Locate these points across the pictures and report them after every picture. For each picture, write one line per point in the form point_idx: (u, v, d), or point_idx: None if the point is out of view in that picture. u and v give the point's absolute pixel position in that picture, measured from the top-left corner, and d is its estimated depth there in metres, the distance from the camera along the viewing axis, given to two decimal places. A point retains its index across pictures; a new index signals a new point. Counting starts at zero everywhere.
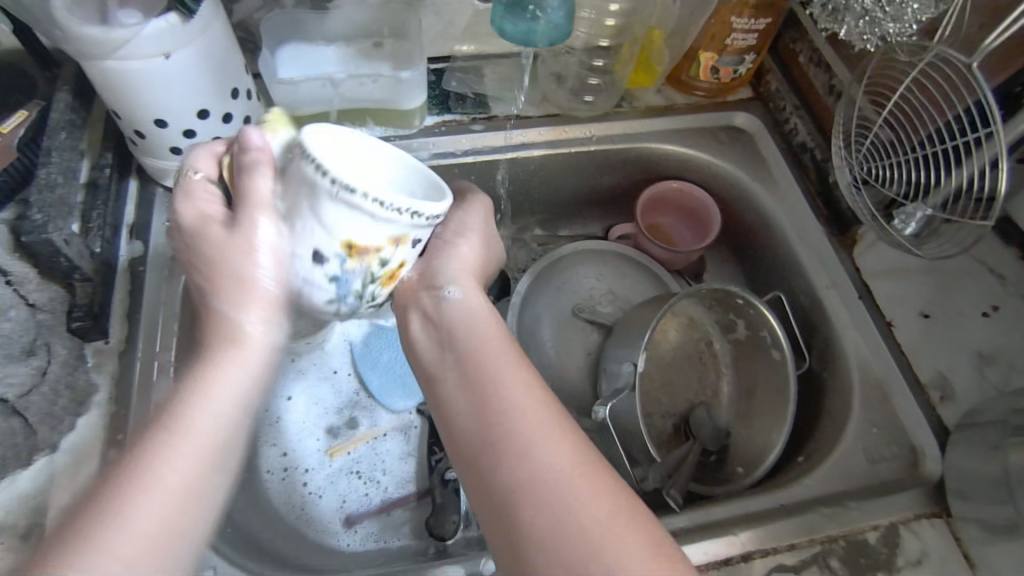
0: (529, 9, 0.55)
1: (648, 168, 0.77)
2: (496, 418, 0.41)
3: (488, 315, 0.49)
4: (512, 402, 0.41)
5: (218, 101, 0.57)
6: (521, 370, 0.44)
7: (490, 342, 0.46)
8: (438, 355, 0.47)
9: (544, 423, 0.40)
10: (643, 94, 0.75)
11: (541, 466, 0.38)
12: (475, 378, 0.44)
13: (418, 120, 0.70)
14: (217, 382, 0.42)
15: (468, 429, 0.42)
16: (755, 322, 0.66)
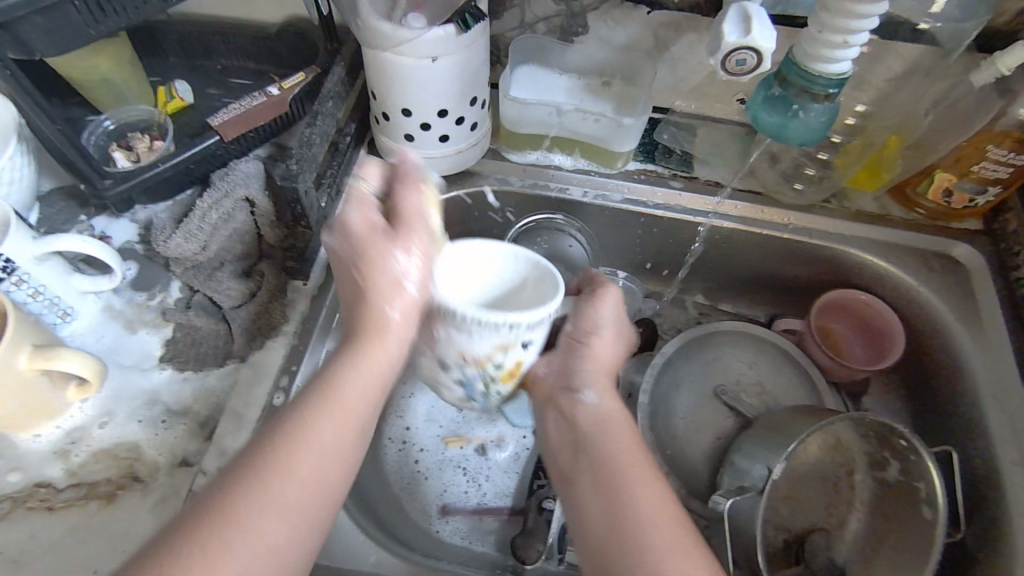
0: (794, 109, 0.56)
1: (838, 272, 0.72)
2: (619, 519, 0.42)
3: (620, 420, 0.49)
4: (639, 502, 0.42)
5: (457, 106, 0.63)
6: (646, 469, 0.45)
7: (617, 440, 0.47)
8: (570, 454, 0.48)
9: (672, 526, 0.41)
10: (858, 197, 0.71)
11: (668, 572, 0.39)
12: (602, 473, 0.45)
13: (622, 162, 0.72)
14: (323, 420, 0.42)
15: (596, 532, 0.42)
16: (912, 469, 0.60)
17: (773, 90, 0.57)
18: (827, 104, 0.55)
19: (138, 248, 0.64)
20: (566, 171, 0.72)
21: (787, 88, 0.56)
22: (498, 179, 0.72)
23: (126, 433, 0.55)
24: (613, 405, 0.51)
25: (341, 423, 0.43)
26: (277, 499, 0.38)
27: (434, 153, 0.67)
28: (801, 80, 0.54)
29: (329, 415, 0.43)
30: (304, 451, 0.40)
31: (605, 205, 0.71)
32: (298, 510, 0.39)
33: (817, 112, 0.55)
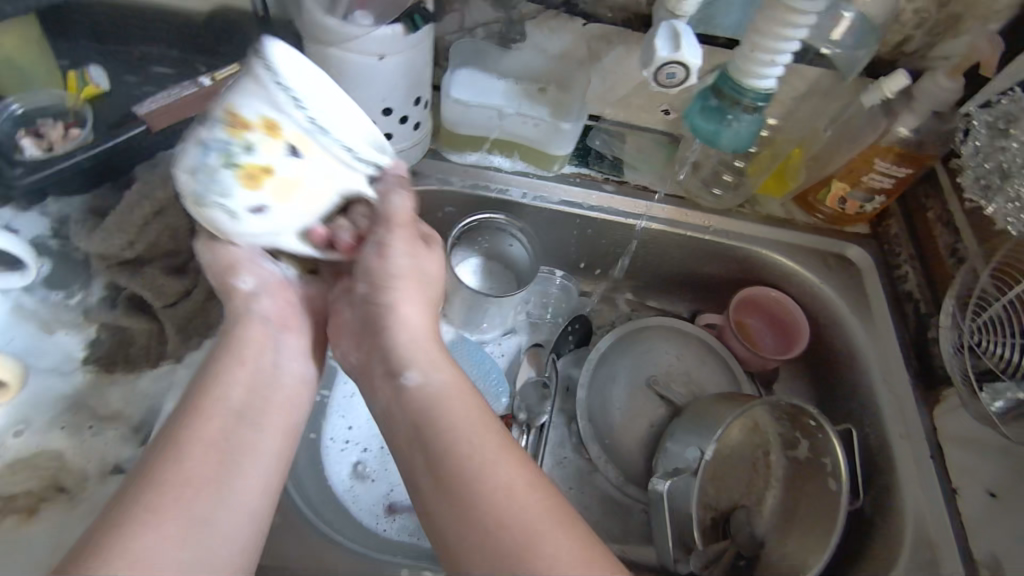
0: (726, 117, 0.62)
1: (751, 271, 0.79)
2: (488, 516, 0.41)
3: (453, 396, 0.48)
4: (497, 484, 0.43)
5: (402, 105, 0.63)
6: (513, 457, 0.45)
7: (451, 420, 0.46)
8: (410, 450, 0.47)
9: (544, 513, 0.42)
10: (768, 202, 0.79)
11: (547, 559, 0.40)
12: (466, 481, 0.43)
13: (558, 166, 0.75)
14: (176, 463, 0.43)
15: (452, 534, 0.42)
16: (819, 447, 0.67)
17: (709, 101, 0.62)
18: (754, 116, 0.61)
19: (52, 244, 0.59)
20: (504, 172, 0.74)
21: (721, 99, 0.61)
22: (439, 179, 0.73)
23: (47, 442, 0.51)
24: (467, 400, 0.48)
25: (200, 460, 0.44)
26: (164, 537, 0.40)
27: None
28: (736, 93, 0.59)
29: (172, 460, 0.43)
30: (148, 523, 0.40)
31: (543, 206, 0.75)
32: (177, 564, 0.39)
33: (746, 122, 0.61)
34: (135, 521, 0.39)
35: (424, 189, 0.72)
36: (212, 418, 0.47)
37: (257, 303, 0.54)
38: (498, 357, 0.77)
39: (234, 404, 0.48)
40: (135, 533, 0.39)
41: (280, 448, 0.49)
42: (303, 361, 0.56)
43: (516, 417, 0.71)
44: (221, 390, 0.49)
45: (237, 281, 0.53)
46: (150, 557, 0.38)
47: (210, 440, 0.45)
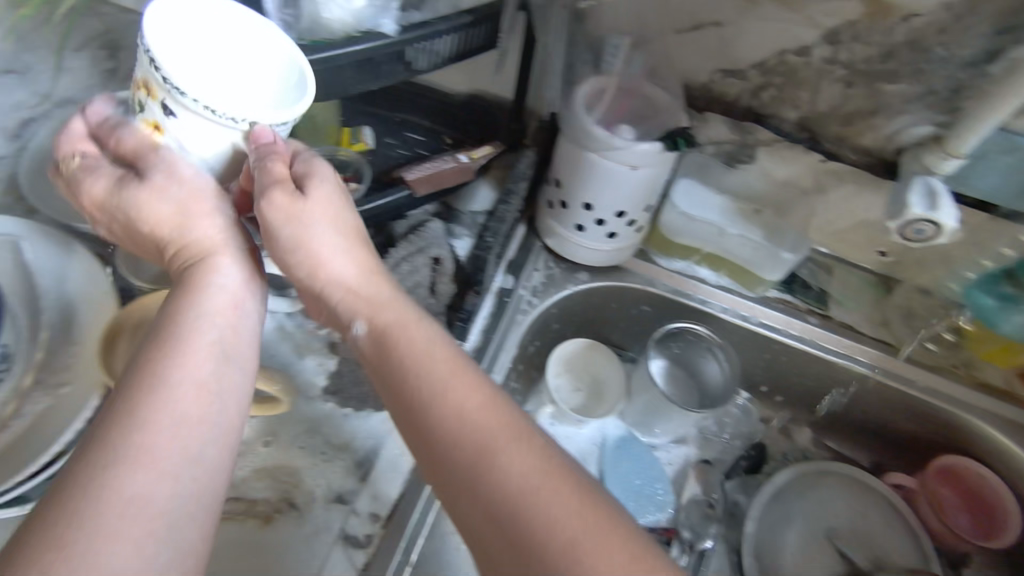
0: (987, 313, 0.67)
1: (957, 438, 0.73)
2: (506, 503, 0.35)
3: (407, 327, 0.44)
4: (513, 467, 0.36)
5: (637, 210, 0.67)
6: (477, 402, 0.39)
7: (448, 381, 0.40)
8: (401, 414, 0.41)
9: (559, 488, 0.36)
10: (987, 369, 0.72)
11: (563, 537, 0.34)
12: (473, 459, 0.37)
13: (763, 288, 0.74)
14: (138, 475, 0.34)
15: (470, 516, 0.36)
16: None
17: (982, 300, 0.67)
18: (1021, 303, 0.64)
19: None
20: (709, 286, 0.75)
21: (1014, 289, 0.65)
22: (645, 279, 0.75)
23: (286, 458, 0.57)
24: (393, 312, 0.45)
25: (183, 410, 0.37)
26: (137, 491, 0.33)
27: (599, 246, 0.71)
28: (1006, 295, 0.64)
29: (141, 434, 0.35)
30: (125, 490, 0.33)
31: (742, 326, 0.75)
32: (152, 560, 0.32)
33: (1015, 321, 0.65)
34: (80, 483, 0.33)
35: (629, 286, 0.75)
36: (202, 348, 0.41)
37: (220, 272, 0.46)
38: (665, 464, 0.77)
39: (219, 341, 0.42)
40: (88, 500, 0.32)
41: (230, 408, 0.40)
42: (246, 285, 0.47)
43: (679, 532, 0.70)
44: (195, 325, 0.42)
45: (212, 253, 0.46)
46: (147, 493, 0.33)
47: (183, 429, 0.37)
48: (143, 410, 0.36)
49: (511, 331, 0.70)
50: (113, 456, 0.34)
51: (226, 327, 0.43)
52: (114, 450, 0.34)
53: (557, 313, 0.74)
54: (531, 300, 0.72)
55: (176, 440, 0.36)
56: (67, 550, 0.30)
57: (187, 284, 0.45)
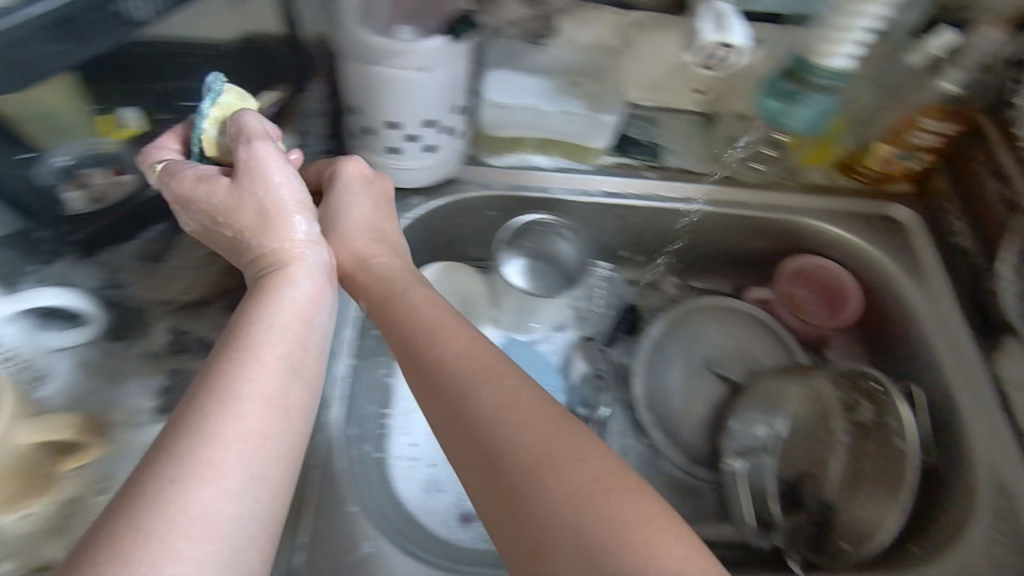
0: (794, 96, 0.66)
1: (797, 242, 0.80)
2: (474, 415, 0.43)
3: (398, 275, 0.56)
4: (489, 399, 0.43)
5: (444, 114, 0.63)
6: (492, 363, 0.46)
7: (438, 335, 0.49)
8: (399, 355, 0.50)
9: (547, 426, 0.41)
10: (809, 171, 0.78)
11: (518, 447, 0.41)
12: (451, 384, 0.46)
13: (596, 158, 0.75)
14: (237, 399, 0.40)
15: (462, 435, 0.43)
16: (885, 408, 0.69)
17: (780, 86, 0.67)
18: (835, 74, 0.63)
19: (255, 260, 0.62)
20: (545, 171, 0.75)
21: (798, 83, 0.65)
22: (480, 185, 0.73)
23: None
24: (435, 312, 0.52)
25: (270, 349, 0.44)
26: (230, 448, 0.38)
27: (418, 163, 0.67)
28: (816, 69, 0.63)
29: (233, 407, 0.40)
30: (218, 451, 0.38)
31: (587, 200, 0.75)
32: (234, 511, 0.37)
33: (828, 97, 0.65)
34: (187, 426, 0.38)
35: (465, 196, 0.73)
36: (273, 304, 0.48)
37: (290, 225, 0.53)
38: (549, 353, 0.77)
39: (284, 353, 0.45)
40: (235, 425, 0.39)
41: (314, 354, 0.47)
42: (317, 283, 0.52)
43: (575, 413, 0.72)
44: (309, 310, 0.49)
45: (259, 135, 0.53)
46: (226, 436, 0.38)
47: (272, 404, 0.42)
48: (223, 393, 0.40)
49: None
50: (190, 419, 0.39)
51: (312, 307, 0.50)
52: (207, 410, 0.39)
53: (400, 248, 0.71)
54: None
55: (269, 435, 0.40)
56: (179, 467, 0.36)
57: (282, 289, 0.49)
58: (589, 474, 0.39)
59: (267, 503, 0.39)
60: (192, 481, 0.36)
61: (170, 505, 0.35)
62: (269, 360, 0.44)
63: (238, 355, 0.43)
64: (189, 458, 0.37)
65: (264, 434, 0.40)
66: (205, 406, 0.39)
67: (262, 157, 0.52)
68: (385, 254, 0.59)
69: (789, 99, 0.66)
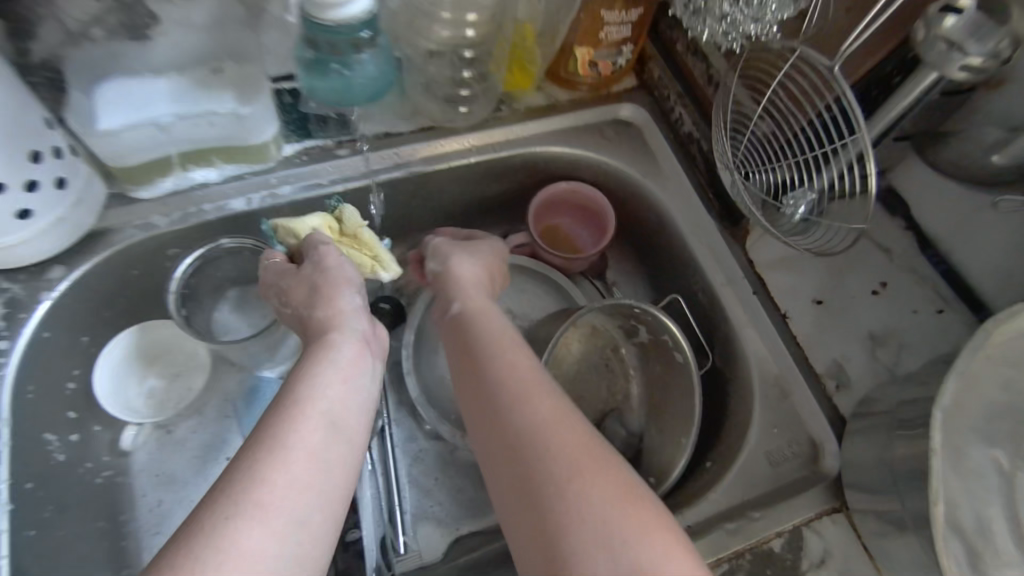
0: (332, 68, 0.58)
1: (538, 173, 0.73)
2: (523, 442, 0.42)
3: (485, 313, 0.53)
4: (540, 413, 0.43)
5: (14, 169, 0.48)
6: (536, 376, 0.46)
7: (500, 358, 0.48)
8: (456, 380, 0.50)
9: (580, 441, 0.41)
10: (523, 96, 0.71)
11: (557, 447, 0.41)
12: (501, 397, 0.45)
13: (275, 151, 0.63)
14: (296, 434, 0.41)
15: (493, 446, 0.43)
16: (655, 327, 0.65)
17: (305, 54, 0.58)
18: (353, 34, 0.55)
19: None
20: (216, 185, 0.62)
21: (318, 51, 0.57)
22: (140, 226, 0.60)
23: None
24: (512, 353, 0.48)
25: (325, 402, 0.44)
26: (275, 490, 0.38)
27: (20, 233, 0.52)
28: (323, 36, 0.54)
29: (302, 446, 0.41)
30: (279, 475, 0.39)
31: (279, 203, 0.63)
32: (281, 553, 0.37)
33: (366, 56, 0.58)
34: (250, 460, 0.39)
35: (122, 246, 0.59)
36: (323, 359, 0.47)
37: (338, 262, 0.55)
38: None
39: (328, 410, 0.44)
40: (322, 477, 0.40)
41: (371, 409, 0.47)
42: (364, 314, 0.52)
43: None
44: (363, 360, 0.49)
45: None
46: (295, 477, 0.39)
47: (319, 450, 0.41)
48: (280, 439, 0.40)
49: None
50: (268, 457, 0.39)
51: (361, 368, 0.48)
52: (262, 456, 0.39)
53: (54, 334, 0.57)
54: None
55: (324, 465, 0.41)
56: (236, 507, 0.37)
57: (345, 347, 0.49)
58: (617, 477, 0.40)
59: (313, 547, 0.38)
60: (242, 517, 0.36)
61: (225, 538, 0.35)
62: (334, 394, 0.45)
63: (302, 410, 0.43)
64: (235, 502, 0.37)
65: (325, 470, 0.41)
66: (285, 445, 0.40)
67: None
68: (488, 304, 0.55)
69: (331, 73, 0.59)
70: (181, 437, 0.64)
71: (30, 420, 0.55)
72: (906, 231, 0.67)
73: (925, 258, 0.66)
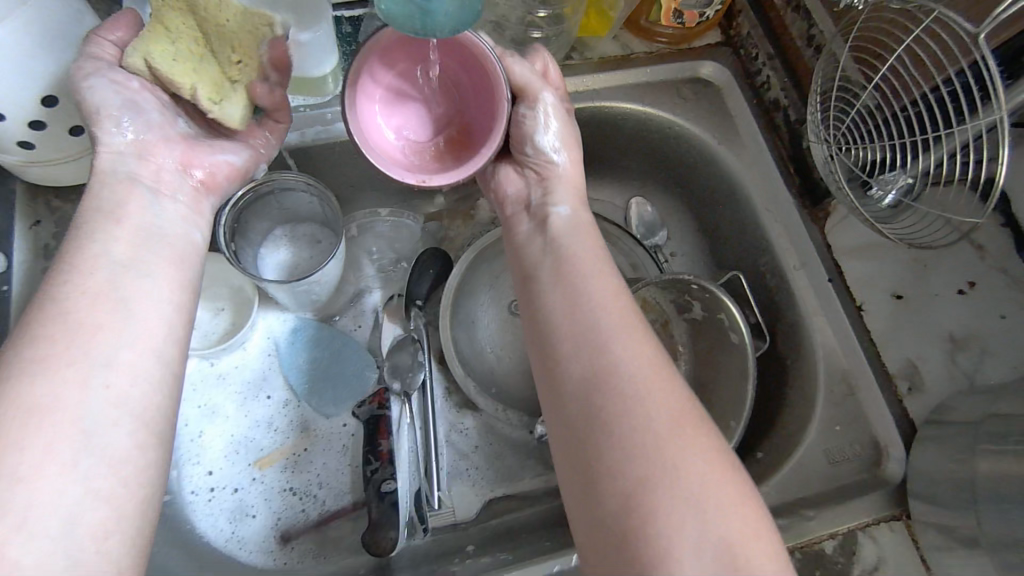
0: None
1: (604, 131, 0.68)
2: (601, 357, 0.37)
3: (590, 230, 0.46)
4: (625, 354, 0.37)
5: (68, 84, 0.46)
6: (628, 314, 0.39)
7: (591, 297, 0.40)
8: (545, 297, 0.41)
9: (679, 408, 0.35)
10: (597, 44, 0.66)
11: (652, 413, 0.35)
12: (582, 325, 0.38)
13: (332, 83, 0.59)
14: (94, 339, 0.35)
15: (566, 368, 0.38)
16: (710, 304, 0.62)
17: None
18: None
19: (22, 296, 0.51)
20: None
21: None
22: None
23: None
24: (606, 283, 0.41)
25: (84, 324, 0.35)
26: (22, 458, 0.31)
27: (74, 152, 0.51)
28: None
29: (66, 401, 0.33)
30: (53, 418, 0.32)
31: (333, 139, 0.60)
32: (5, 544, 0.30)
33: None
34: (58, 326, 0.35)
35: None
36: (160, 264, 0.40)
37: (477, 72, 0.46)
38: (354, 329, 0.67)
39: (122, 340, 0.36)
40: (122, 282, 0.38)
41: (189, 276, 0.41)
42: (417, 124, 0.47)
43: (391, 387, 0.63)
44: (116, 211, 0.40)
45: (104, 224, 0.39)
46: (56, 406, 0.33)
47: (110, 399, 0.34)
48: (43, 373, 0.33)
49: None
50: (30, 417, 0.32)
51: (161, 274, 0.40)
52: (28, 390, 0.32)
53: None
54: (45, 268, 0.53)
55: (109, 419, 0.34)
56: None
57: (160, 251, 0.40)
58: (704, 460, 0.34)
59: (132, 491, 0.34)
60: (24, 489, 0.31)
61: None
62: (138, 335, 0.37)
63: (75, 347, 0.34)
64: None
65: (114, 424, 0.34)
66: (40, 394, 0.33)
67: (84, 255, 0.37)
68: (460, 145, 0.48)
69: None
70: (225, 372, 0.63)
71: None
72: (1004, 229, 0.62)
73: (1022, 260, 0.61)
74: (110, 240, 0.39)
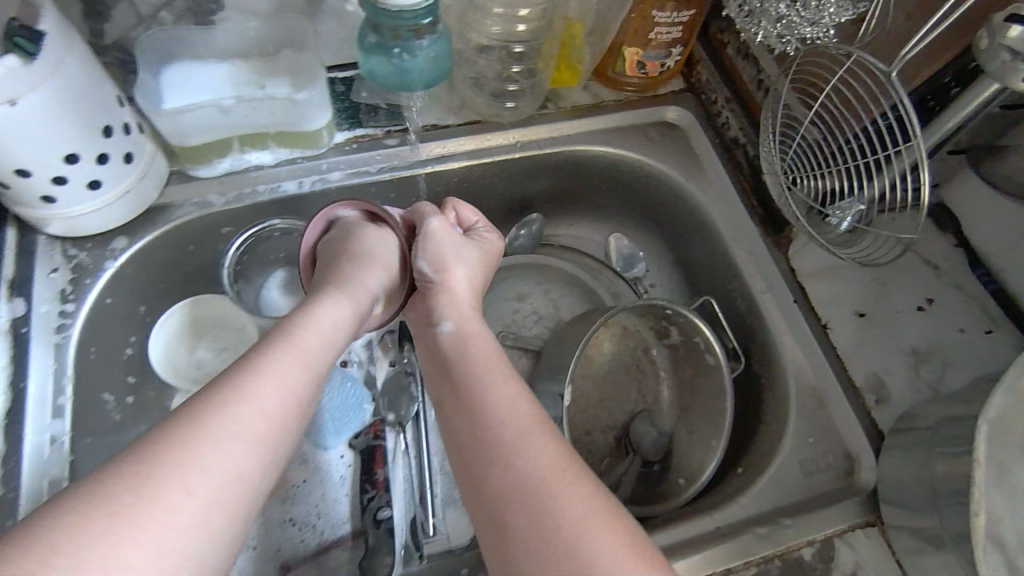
0: (395, 53, 0.59)
1: (579, 173, 0.73)
2: (496, 450, 0.44)
3: (479, 336, 0.53)
4: (509, 440, 0.44)
5: (87, 143, 0.51)
6: (519, 405, 0.46)
7: (484, 398, 0.47)
8: (450, 414, 0.49)
9: (566, 476, 0.41)
10: (569, 93, 0.72)
11: (540, 487, 0.40)
12: (483, 427, 0.45)
13: (327, 137, 0.65)
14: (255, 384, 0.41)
15: (472, 467, 0.44)
16: (687, 328, 0.65)
17: (367, 37, 0.59)
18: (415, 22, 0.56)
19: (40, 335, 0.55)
20: (270, 168, 0.64)
21: (381, 35, 0.58)
22: (196, 204, 0.62)
23: None
24: (496, 381, 0.48)
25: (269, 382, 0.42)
26: (176, 482, 0.35)
27: (91, 203, 0.55)
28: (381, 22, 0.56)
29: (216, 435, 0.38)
30: (206, 451, 0.37)
31: (328, 188, 0.65)
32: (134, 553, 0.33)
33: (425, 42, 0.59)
34: (134, 466, 0.35)
35: (180, 221, 0.62)
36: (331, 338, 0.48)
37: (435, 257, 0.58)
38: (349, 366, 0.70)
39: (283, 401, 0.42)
40: (200, 439, 0.37)
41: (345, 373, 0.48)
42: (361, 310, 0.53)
43: (386, 418, 0.66)
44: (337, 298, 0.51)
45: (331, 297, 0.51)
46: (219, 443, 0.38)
47: (243, 452, 0.38)
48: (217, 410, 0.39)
49: (57, 357, 0.55)
50: (187, 438, 0.37)
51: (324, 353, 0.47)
52: (201, 419, 0.38)
53: (116, 301, 0.60)
54: (61, 310, 0.57)
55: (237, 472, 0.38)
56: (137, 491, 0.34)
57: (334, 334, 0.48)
58: (598, 522, 0.39)
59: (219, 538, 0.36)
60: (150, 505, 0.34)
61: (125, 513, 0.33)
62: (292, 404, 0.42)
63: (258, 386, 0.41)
64: (146, 456, 0.36)
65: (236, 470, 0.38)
66: (210, 419, 0.38)
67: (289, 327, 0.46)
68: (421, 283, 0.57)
69: (392, 58, 0.60)
70: None
71: (91, 378, 0.57)
72: (955, 249, 0.66)
73: (975, 277, 0.65)
74: (320, 316, 0.48)
